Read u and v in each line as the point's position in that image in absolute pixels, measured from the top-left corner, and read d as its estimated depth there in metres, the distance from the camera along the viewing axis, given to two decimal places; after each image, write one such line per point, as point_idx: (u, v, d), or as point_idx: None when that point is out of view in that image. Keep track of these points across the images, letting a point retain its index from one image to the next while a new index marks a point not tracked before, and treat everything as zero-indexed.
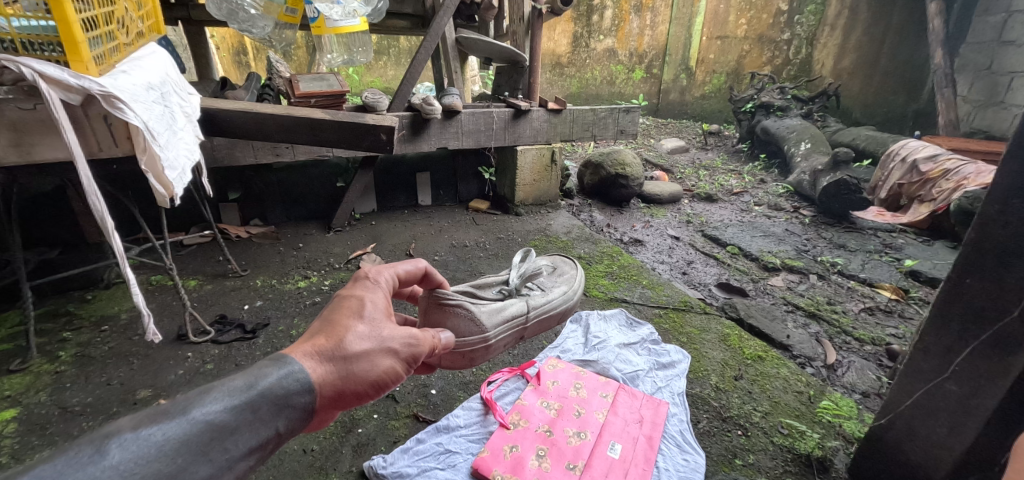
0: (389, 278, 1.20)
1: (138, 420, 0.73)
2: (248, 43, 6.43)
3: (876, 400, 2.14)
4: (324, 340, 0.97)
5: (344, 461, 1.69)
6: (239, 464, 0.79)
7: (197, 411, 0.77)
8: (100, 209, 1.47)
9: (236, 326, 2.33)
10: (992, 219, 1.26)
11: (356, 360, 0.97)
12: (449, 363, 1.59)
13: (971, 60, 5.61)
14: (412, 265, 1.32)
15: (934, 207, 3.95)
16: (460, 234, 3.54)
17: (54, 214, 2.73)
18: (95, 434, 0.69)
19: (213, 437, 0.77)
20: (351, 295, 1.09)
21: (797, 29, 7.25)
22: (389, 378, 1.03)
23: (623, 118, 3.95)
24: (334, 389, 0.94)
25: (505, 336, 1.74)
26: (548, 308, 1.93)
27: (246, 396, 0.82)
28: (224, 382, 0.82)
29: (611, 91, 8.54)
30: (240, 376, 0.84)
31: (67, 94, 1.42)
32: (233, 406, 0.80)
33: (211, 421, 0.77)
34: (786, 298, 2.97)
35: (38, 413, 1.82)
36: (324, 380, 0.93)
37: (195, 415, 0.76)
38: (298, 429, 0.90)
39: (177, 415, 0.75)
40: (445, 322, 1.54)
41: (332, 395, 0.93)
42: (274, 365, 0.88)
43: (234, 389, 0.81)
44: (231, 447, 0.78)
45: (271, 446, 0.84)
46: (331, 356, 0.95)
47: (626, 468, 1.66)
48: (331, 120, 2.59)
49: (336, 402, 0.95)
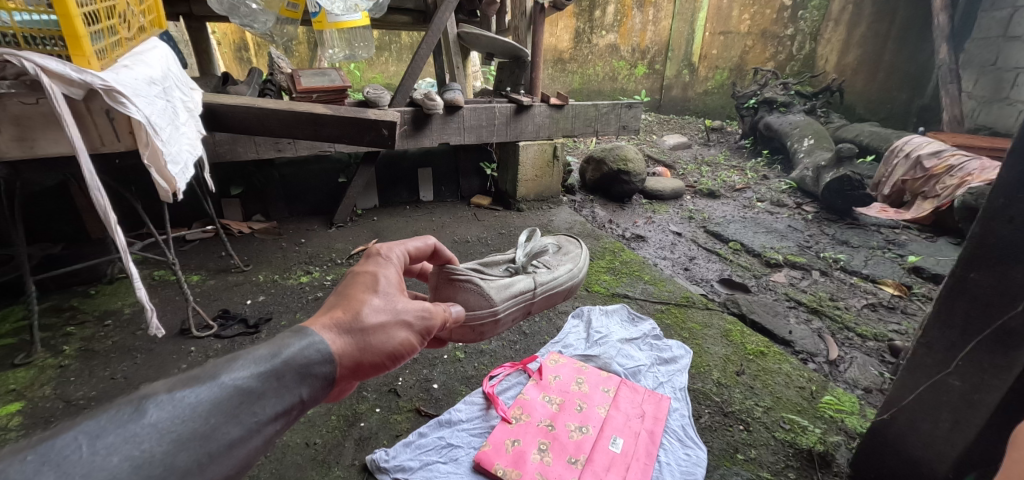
0: (400, 255, 1.24)
1: (172, 384, 0.76)
2: (249, 39, 6.42)
3: (878, 396, 2.13)
4: (342, 313, 0.99)
5: (347, 455, 1.70)
6: (266, 427, 0.82)
7: (225, 376, 0.80)
8: (103, 204, 1.47)
9: (238, 321, 2.34)
10: (997, 214, 1.25)
11: (373, 333, 1.00)
12: (459, 337, 1.59)
13: (976, 56, 5.56)
14: (421, 242, 1.36)
15: (938, 203, 3.93)
16: (462, 229, 3.54)
17: (58, 209, 2.75)
18: (132, 396, 0.73)
19: (241, 400, 0.80)
20: (365, 272, 1.11)
21: (801, 24, 7.20)
22: (405, 350, 1.06)
23: (626, 113, 3.93)
24: (352, 360, 0.96)
25: (513, 310, 1.74)
26: (555, 285, 1.93)
27: (271, 364, 0.85)
28: (249, 351, 0.85)
29: (613, 87, 8.63)
30: (264, 345, 0.87)
31: (70, 88, 1.42)
32: (259, 373, 0.83)
33: (238, 386, 0.80)
34: (788, 293, 2.96)
35: (44, 406, 1.83)
36: (344, 352, 0.95)
37: (224, 380, 0.80)
38: (320, 399, 0.93)
39: (207, 380, 0.78)
40: (455, 296, 1.57)
41: (352, 365, 0.96)
42: (296, 336, 0.91)
43: (259, 357, 0.84)
44: (259, 410, 0.81)
45: (295, 413, 0.87)
46: (349, 329, 0.98)
47: (628, 463, 1.66)
48: (332, 115, 2.58)
49: (355, 372, 0.97)
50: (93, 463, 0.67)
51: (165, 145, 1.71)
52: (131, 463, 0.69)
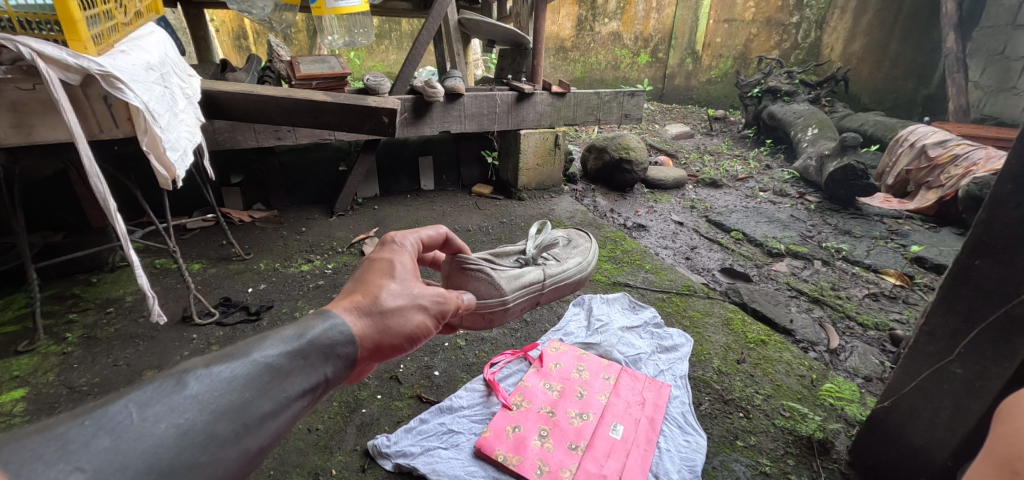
0: (413, 243, 1.23)
1: (209, 359, 0.78)
2: (248, 27, 6.41)
3: (878, 385, 2.13)
4: (361, 297, 1.00)
5: (348, 441, 1.71)
6: (295, 403, 0.83)
7: (257, 353, 0.82)
8: (101, 190, 1.45)
9: (240, 308, 2.35)
10: (1004, 200, 1.25)
11: (391, 315, 1.01)
12: (468, 324, 1.60)
13: (983, 45, 5.48)
14: (434, 231, 1.35)
15: (942, 193, 3.88)
16: (463, 218, 3.53)
17: (59, 198, 2.74)
18: (173, 370, 0.75)
19: (273, 376, 0.82)
20: (380, 258, 1.12)
21: (807, 12, 7.07)
22: (422, 333, 1.06)
23: (628, 101, 3.89)
24: (373, 341, 0.97)
25: (522, 300, 1.73)
26: (563, 277, 1.92)
27: (298, 343, 0.86)
28: (278, 331, 0.86)
29: (615, 76, 8.90)
30: (291, 326, 0.89)
31: (66, 74, 1.40)
32: (288, 351, 0.85)
33: (269, 363, 0.82)
34: (790, 283, 2.95)
35: (47, 392, 1.84)
36: (364, 334, 0.96)
37: (256, 356, 0.81)
38: (342, 380, 0.94)
39: (240, 356, 0.80)
40: (465, 285, 1.57)
41: (372, 347, 0.97)
42: (319, 318, 0.92)
43: (287, 337, 0.86)
44: (288, 387, 0.83)
45: (320, 390, 0.88)
46: (369, 311, 0.99)
47: (628, 449, 1.67)
48: (332, 102, 2.54)
49: (375, 354, 0.98)
50: (143, 428, 0.68)
51: (163, 132, 1.70)
52: (177, 430, 0.70)
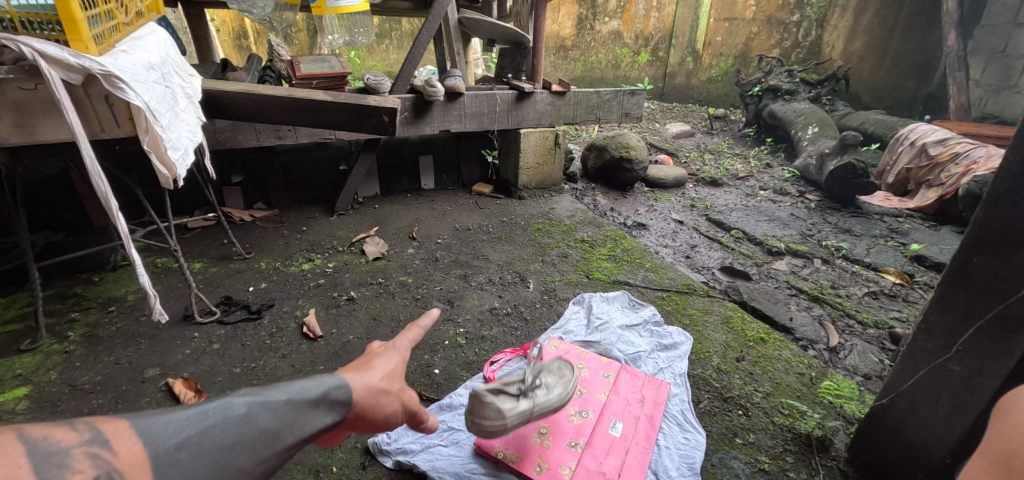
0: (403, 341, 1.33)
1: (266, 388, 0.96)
2: (248, 26, 6.42)
3: (877, 383, 2.14)
4: (362, 372, 1.16)
5: (349, 438, 1.72)
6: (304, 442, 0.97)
7: (301, 389, 1.00)
8: (103, 189, 1.46)
9: (241, 307, 2.36)
10: (1002, 198, 1.25)
11: (379, 396, 1.14)
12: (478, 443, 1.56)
13: (984, 43, 5.47)
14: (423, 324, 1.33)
15: (942, 192, 3.88)
16: (463, 217, 3.54)
17: (61, 197, 2.75)
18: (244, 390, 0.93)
19: (306, 411, 0.98)
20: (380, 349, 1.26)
21: (808, 10, 7.06)
22: (391, 420, 1.18)
23: (629, 100, 3.90)
24: (361, 411, 1.10)
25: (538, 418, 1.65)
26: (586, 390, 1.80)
27: (324, 393, 1.03)
28: (314, 378, 1.04)
29: (615, 75, 8.89)
30: (319, 379, 1.05)
31: (68, 73, 1.41)
32: (319, 395, 1.02)
33: (306, 398, 0.99)
34: (789, 282, 2.96)
35: (50, 390, 1.85)
36: (355, 405, 1.09)
37: (300, 392, 0.99)
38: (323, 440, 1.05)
39: (293, 388, 0.99)
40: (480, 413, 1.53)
41: (356, 416, 1.10)
42: (334, 378, 1.08)
43: (319, 385, 1.03)
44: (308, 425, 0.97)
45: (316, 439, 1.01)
46: (368, 385, 1.13)
47: (626, 447, 1.68)
48: (332, 102, 2.55)
49: (354, 423, 1.10)
50: (225, 423, 0.87)
51: (165, 131, 1.71)
52: (245, 428, 0.88)
